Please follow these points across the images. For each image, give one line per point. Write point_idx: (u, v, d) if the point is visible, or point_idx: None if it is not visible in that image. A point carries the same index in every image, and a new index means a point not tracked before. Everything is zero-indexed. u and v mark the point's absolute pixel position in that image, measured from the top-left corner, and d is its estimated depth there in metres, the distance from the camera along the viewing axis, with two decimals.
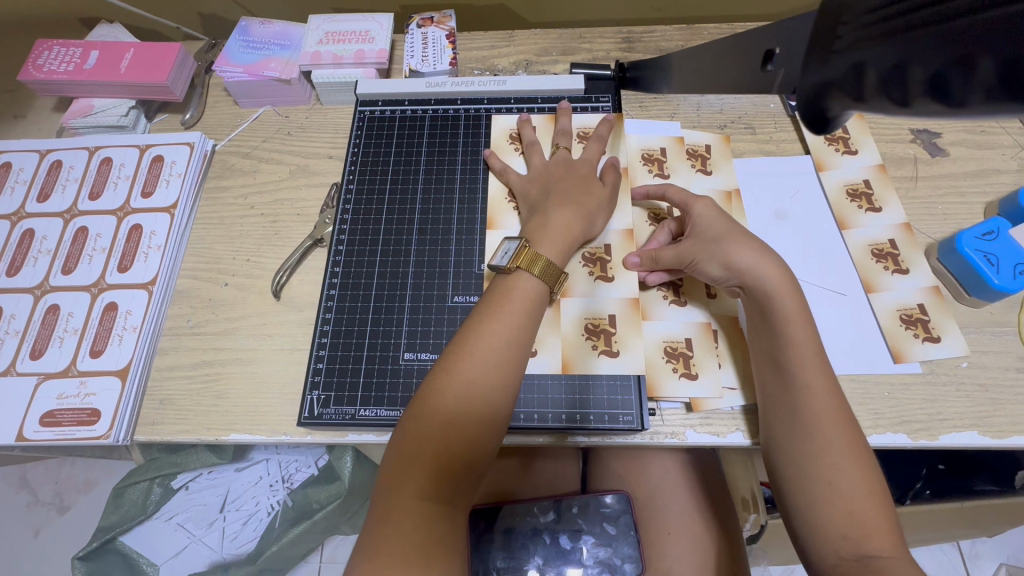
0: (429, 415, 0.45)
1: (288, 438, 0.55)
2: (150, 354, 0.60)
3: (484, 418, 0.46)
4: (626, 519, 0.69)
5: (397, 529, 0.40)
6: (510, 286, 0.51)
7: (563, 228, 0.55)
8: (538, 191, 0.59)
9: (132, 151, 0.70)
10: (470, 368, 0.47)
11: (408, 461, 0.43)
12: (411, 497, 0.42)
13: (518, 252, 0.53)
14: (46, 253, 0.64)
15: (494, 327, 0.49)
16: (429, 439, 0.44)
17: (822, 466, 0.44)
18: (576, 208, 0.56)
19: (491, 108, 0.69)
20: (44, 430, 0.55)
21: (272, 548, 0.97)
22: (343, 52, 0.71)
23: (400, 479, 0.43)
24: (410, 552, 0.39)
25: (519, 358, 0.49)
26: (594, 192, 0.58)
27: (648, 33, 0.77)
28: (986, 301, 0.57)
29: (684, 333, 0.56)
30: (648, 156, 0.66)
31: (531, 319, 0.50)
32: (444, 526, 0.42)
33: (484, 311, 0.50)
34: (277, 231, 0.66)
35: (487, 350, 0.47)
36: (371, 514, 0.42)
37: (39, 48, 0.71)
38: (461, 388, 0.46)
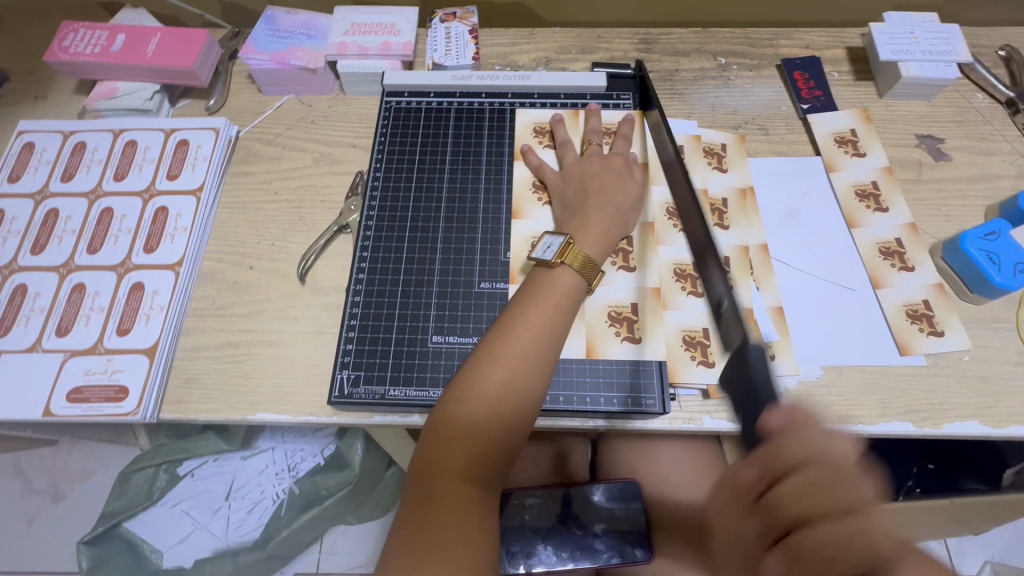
0: (472, 400, 0.47)
1: (314, 418, 0.56)
2: (176, 334, 0.60)
3: (525, 405, 0.48)
4: (637, 505, 0.70)
5: (444, 512, 0.43)
6: (553, 279, 0.53)
7: (603, 231, 0.57)
8: (574, 189, 0.61)
9: (158, 134, 0.70)
10: (513, 356, 0.48)
11: (452, 446, 0.45)
12: (456, 480, 0.44)
13: (565, 249, 0.54)
14: (71, 232, 0.64)
15: (537, 319, 0.50)
16: (474, 421, 0.46)
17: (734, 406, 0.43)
18: (613, 210, 0.58)
19: (515, 102, 0.71)
20: (71, 406, 0.55)
21: (280, 535, 0.97)
22: (369, 44, 0.72)
23: (444, 458, 0.45)
24: (457, 534, 0.42)
25: (557, 348, 0.51)
26: (626, 190, 0.60)
27: (665, 35, 0.80)
28: (986, 298, 0.60)
29: (701, 323, 0.58)
30: (666, 153, 0.68)
31: (569, 312, 0.52)
32: (483, 508, 0.45)
33: (524, 301, 0.52)
34: (302, 217, 0.67)
35: (527, 339, 0.49)
36: (414, 493, 0.45)
37: (65, 30, 0.72)
38: (504, 376, 0.47)
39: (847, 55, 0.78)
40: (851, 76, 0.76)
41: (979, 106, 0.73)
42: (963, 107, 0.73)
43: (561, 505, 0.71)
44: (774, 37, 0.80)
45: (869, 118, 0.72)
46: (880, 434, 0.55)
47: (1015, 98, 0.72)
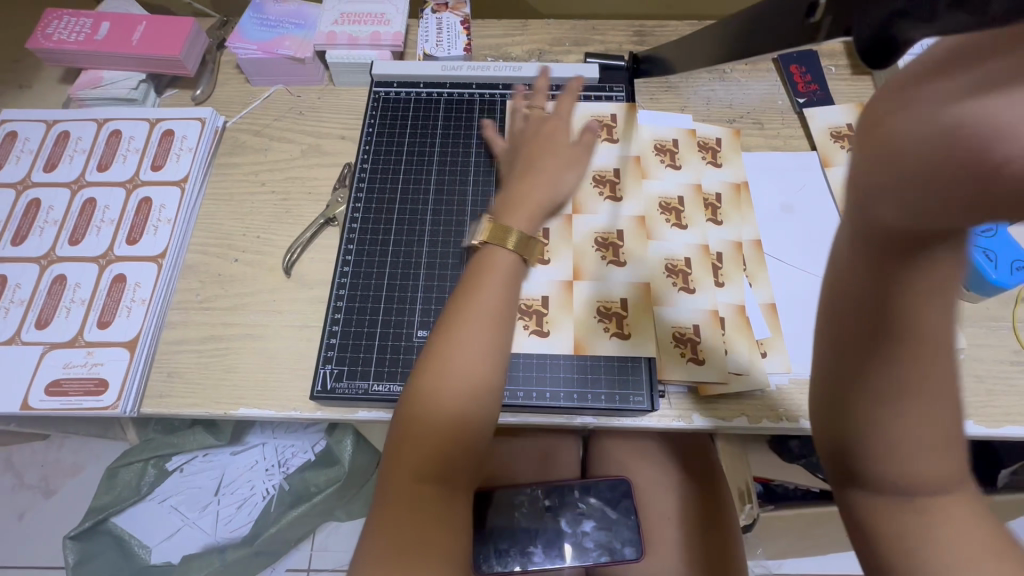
0: (420, 399, 0.46)
1: (297, 413, 0.55)
2: (159, 326, 0.59)
3: (473, 398, 0.45)
4: (627, 503, 0.70)
5: (400, 514, 0.42)
6: (490, 261, 0.50)
7: (531, 199, 0.53)
8: (512, 161, 0.58)
9: (143, 124, 0.69)
10: (454, 348, 0.46)
11: (403, 446, 0.45)
12: (411, 481, 0.44)
13: (530, 243, 0.53)
14: (53, 223, 0.63)
15: (476, 305, 0.48)
16: (429, 421, 0.45)
17: (896, 368, 0.26)
18: (540, 174, 0.54)
19: (506, 93, 0.69)
20: (50, 400, 0.55)
21: (268, 531, 0.97)
22: (359, 34, 0.71)
23: (405, 462, 0.44)
24: (411, 538, 0.41)
25: (503, 335, 0.48)
26: (562, 153, 0.56)
27: (661, 27, 0.78)
28: (982, 296, 0.59)
29: (693, 320, 0.57)
30: (661, 147, 0.67)
31: (511, 292, 0.49)
32: (444, 508, 0.44)
33: (465, 288, 0.49)
34: (289, 209, 0.66)
35: (467, 329, 0.47)
36: (377, 495, 0.45)
37: (49, 17, 0.71)
38: (446, 371, 0.45)
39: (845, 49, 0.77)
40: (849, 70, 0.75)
41: None
42: None
43: (550, 502, 0.70)
44: None
45: None
46: None
47: None
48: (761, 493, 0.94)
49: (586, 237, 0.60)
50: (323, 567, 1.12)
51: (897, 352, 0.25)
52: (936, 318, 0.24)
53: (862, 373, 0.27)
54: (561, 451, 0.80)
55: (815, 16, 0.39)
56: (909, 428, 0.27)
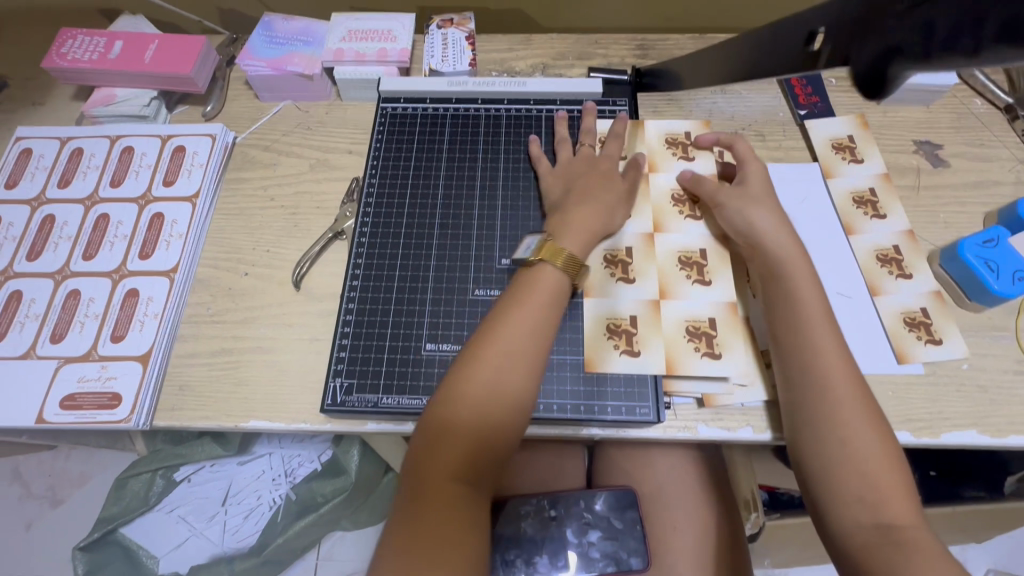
0: (458, 402, 0.46)
1: (307, 426, 0.56)
2: (171, 340, 0.60)
3: (510, 407, 0.47)
4: (632, 513, 0.70)
5: (432, 513, 0.42)
6: (535, 276, 0.53)
7: (586, 225, 0.57)
8: (561, 185, 0.62)
9: (154, 140, 0.71)
10: (499, 356, 0.48)
11: (441, 447, 0.45)
12: (445, 482, 0.44)
13: (541, 246, 0.55)
14: (67, 239, 0.64)
15: (520, 317, 0.50)
16: (461, 422, 0.46)
17: (837, 429, 0.47)
18: (596, 204, 0.59)
19: (511, 108, 0.70)
20: (65, 413, 0.55)
21: (276, 541, 0.98)
22: (366, 50, 0.72)
23: (433, 460, 0.45)
24: (445, 537, 0.41)
25: (542, 348, 0.50)
26: (613, 187, 0.61)
27: (663, 41, 0.80)
28: (985, 305, 0.60)
29: (708, 313, 0.58)
30: (672, 141, 0.68)
31: (556, 311, 0.52)
32: (475, 510, 0.44)
33: (510, 299, 0.52)
34: (297, 223, 0.67)
35: (511, 339, 0.49)
36: (406, 496, 0.44)
37: (63, 37, 0.72)
38: (485, 377, 0.47)
39: None
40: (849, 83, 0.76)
41: (977, 111, 0.73)
42: (961, 113, 0.73)
43: (556, 512, 0.70)
44: None
45: (867, 124, 0.72)
46: None
47: (1014, 103, 0.72)
48: (767, 501, 0.94)
49: (594, 254, 0.60)
50: None
51: (818, 415, 0.48)
52: (851, 403, 0.48)
53: (806, 421, 0.49)
54: (567, 461, 0.80)
55: (816, 46, 0.47)
56: (854, 465, 0.46)
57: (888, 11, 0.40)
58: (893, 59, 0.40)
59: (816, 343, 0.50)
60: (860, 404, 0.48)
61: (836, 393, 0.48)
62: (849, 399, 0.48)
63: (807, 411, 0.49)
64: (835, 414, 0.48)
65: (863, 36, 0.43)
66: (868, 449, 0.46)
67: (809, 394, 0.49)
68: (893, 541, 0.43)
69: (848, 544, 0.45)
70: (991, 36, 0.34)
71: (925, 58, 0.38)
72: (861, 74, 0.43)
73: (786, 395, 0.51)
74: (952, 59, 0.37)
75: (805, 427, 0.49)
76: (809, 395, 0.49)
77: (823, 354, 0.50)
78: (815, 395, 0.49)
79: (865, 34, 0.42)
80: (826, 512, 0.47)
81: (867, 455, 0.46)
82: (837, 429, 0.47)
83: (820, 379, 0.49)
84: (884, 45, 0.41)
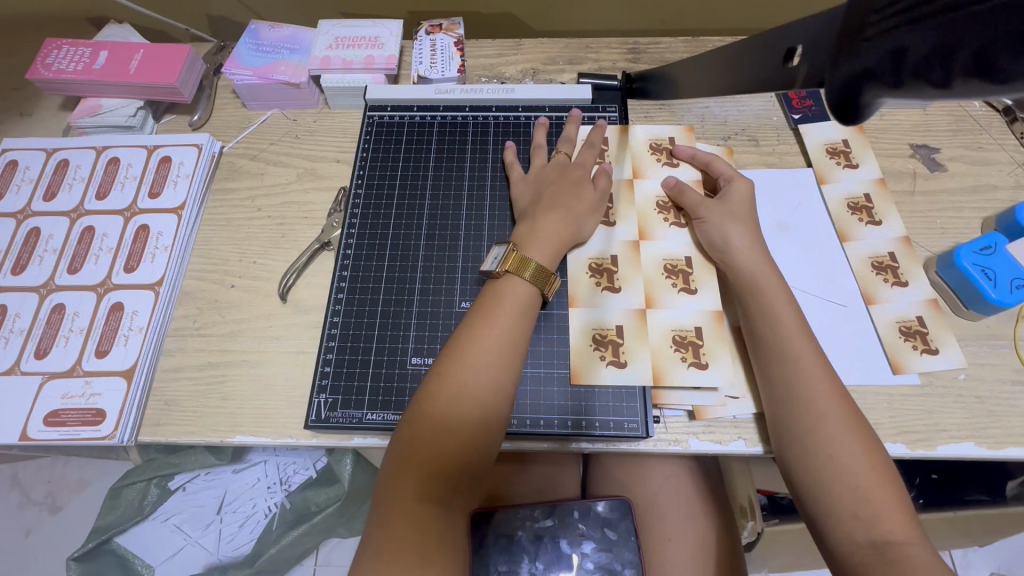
0: (425, 418, 0.46)
1: (293, 441, 0.55)
2: (156, 354, 0.60)
3: (480, 421, 0.46)
4: (626, 525, 0.69)
5: (398, 533, 0.42)
6: (501, 289, 0.52)
7: (552, 234, 0.56)
8: (531, 193, 0.61)
9: (141, 151, 0.70)
10: (469, 370, 0.47)
11: (408, 465, 0.44)
12: (412, 500, 0.43)
13: (507, 256, 0.54)
14: (52, 252, 0.64)
15: (487, 330, 0.49)
16: (427, 440, 0.45)
17: (824, 442, 0.46)
18: (564, 212, 0.57)
19: (499, 115, 0.70)
20: (49, 430, 0.55)
21: (268, 552, 0.96)
22: (353, 58, 0.71)
23: (399, 480, 0.44)
24: (410, 557, 0.41)
25: (513, 361, 0.49)
26: (583, 195, 0.59)
27: (655, 44, 0.78)
28: (983, 314, 0.59)
29: (694, 322, 0.57)
30: (657, 146, 0.67)
31: (524, 322, 0.51)
32: (444, 528, 0.43)
33: (477, 313, 0.51)
34: (284, 234, 0.66)
35: (481, 352, 0.48)
36: (375, 515, 0.44)
37: (48, 47, 0.71)
38: (453, 392, 0.46)
39: None
40: None
41: (975, 114, 0.72)
42: (959, 116, 0.72)
43: (550, 523, 0.69)
44: None
45: (862, 128, 0.70)
46: None
47: (1012, 105, 0.70)
48: (765, 506, 0.93)
49: (579, 265, 0.60)
50: None
51: (805, 429, 0.48)
52: (836, 416, 0.47)
53: (794, 435, 0.48)
54: (561, 469, 0.79)
55: (794, 63, 0.45)
56: (845, 481, 0.45)
57: (864, 29, 0.34)
58: (867, 82, 0.35)
59: (797, 355, 0.50)
60: (845, 416, 0.47)
61: (821, 407, 0.48)
62: (834, 413, 0.47)
63: (794, 425, 0.48)
64: (822, 428, 0.47)
65: (840, 57, 0.37)
66: (856, 462, 0.45)
67: (794, 408, 0.49)
68: (890, 558, 0.42)
69: (846, 562, 0.44)
70: (960, 70, 0.28)
71: (897, 85, 0.33)
72: (838, 95, 0.38)
73: (773, 410, 0.50)
74: (923, 87, 0.31)
75: (794, 440, 0.48)
76: (795, 410, 0.49)
77: (806, 368, 0.49)
78: (801, 409, 0.48)
79: (840, 54, 0.37)
80: (823, 529, 0.46)
81: (856, 469, 0.45)
82: (825, 443, 0.46)
83: (805, 392, 0.48)
84: (856, 67, 0.35)
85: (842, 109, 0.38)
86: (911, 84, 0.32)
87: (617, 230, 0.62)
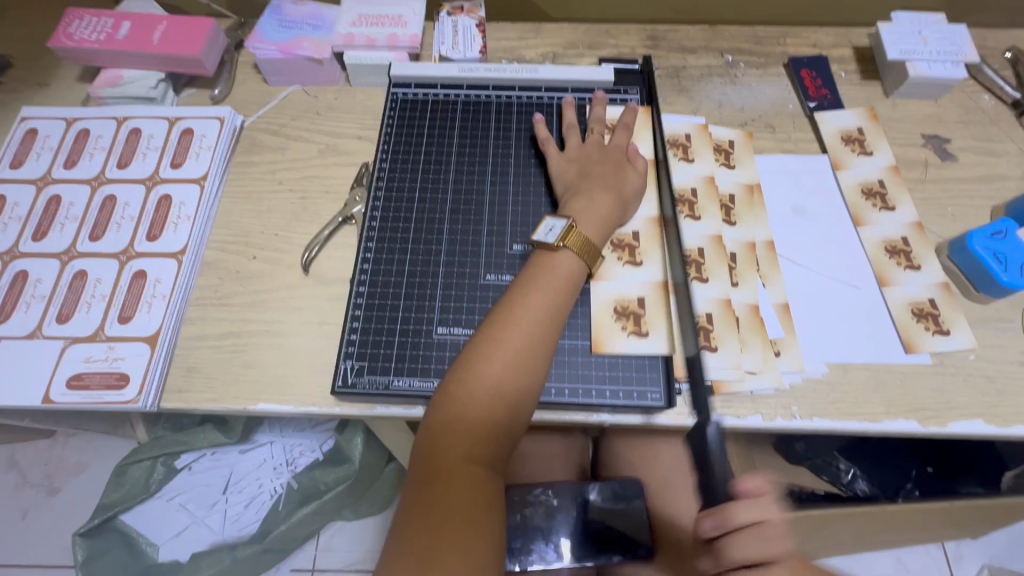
0: (476, 381, 0.46)
1: (316, 408, 0.55)
2: (179, 321, 0.60)
3: (528, 387, 0.47)
4: (637, 502, 0.70)
5: (448, 490, 0.42)
6: (552, 261, 0.53)
7: (604, 213, 0.57)
8: (572, 172, 0.61)
9: (162, 122, 0.70)
10: (519, 337, 0.48)
11: (459, 425, 0.45)
12: (461, 460, 0.44)
13: (567, 232, 0.54)
14: (74, 219, 0.64)
15: (538, 301, 0.50)
16: (478, 403, 0.46)
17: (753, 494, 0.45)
18: (615, 194, 0.59)
19: (522, 96, 0.70)
20: (70, 393, 0.55)
21: (278, 529, 0.96)
22: (377, 36, 0.72)
23: (449, 439, 0.45)
24: (461, 512, 0.41)
25: (557, 331, 0.51)
26: (625, 175, 0.61)
27: (673, 32, 0.79)
28: (993, 297, 0.60)
29: (704, 308, 0.58)
30: (674, 143, 0.68)
31: (571, 295, 0.53)
32: (489, 490, 0.44)
33: (525, 282, 0.52)
34: (307, 207, 0.67)
35: (531, 320, 0.49)
36: (421, 470, 0.44)
37: (70, 17, 0.71)
38: (506, 356, 0.47)
39: (855, 55, 0.78)
40: (859, 76, 0.76)
41: (984, 106, 0.74)
42: (969, 108, 0.73)
43: (562, 501, 0.69)
44: (781, 35, 0.79)
45: (877, 117, 0.72)
46: (883, 431, 0.55)
47: (1021, 99, 0.72)
48: None
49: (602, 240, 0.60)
50: (327, 567, 1.12)
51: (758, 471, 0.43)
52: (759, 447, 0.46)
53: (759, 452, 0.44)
54: (573, 451, 0.80)
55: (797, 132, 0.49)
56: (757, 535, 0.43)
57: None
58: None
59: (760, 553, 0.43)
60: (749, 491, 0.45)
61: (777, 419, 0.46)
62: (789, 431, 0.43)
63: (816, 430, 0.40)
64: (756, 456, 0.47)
65: None
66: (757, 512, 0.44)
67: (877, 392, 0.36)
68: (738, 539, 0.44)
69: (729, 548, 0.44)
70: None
71: None
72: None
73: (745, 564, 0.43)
74: None
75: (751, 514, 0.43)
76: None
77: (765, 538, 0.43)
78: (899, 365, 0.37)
79: None
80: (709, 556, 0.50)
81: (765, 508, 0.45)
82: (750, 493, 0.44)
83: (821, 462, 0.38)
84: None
85: None
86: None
87: (641, 207, 0.63)
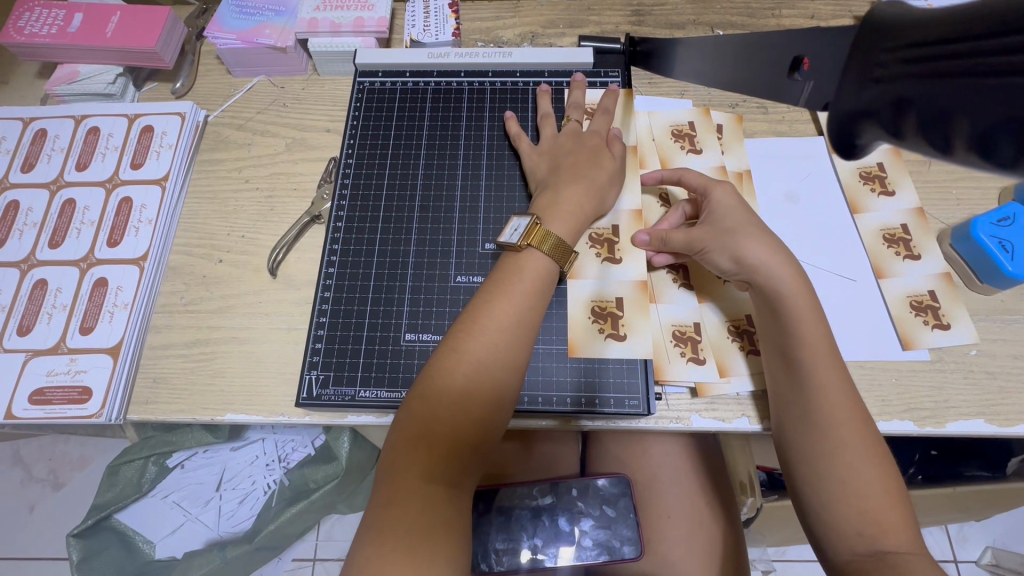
0: (438, 395, 0.44)
1: (285, 419, 0.54)
2: (143, 331, 0.58)
3: (495, 398, 0.45)
4: (626, 501, 0.67)
5: (405, 509, 0.40)
6: (521, 264, 0.50)
7: (576, 208, 0.54)
8: (546, 164, 0.58)
9: (121, 120, 0.67)
10: (484, 347, 0.46)
11: (421, 444, 0.43)
12: (421, 478, 0.42)
13: (530, 230, 0.51)
14: (33, 226, 0.62)
15: (505, 307, 0.48)
16: (441, 418, 0.44)
17: (839, 466, 0.43)
18: (588, 183, 0.55)
19: (496, 81, 0.66)
20: (34, 409, 0.53)
21: (267, 528, 0.93)
22: (341, 20, 0.67)
23: (409, 456, 0.42)
24: (418, 534, 0.39)
25: (526, 338, 0.48)
26: (600, 164, 0.57)
27: (659, 6, 0.74)
28: (997, 288, 0.56)
29: (693, 318, 0.55)
30: (678, 133, 0.64)
31: (541, 299, 0.50)
32: (451, 509, 0.42)
33: (492, 288, 0.49)
34: (273, 207, 0.64)
35: (497, 329, 0.47)
36: (380, 491, 0.42)
37: (20, 10, 0.68)
38: (469, 368, 0.45)
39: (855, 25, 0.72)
40: None
41: None
42: None
43: (548, 500, 0.67)
44: (777, 6, 0.73)
45: None
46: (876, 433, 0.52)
47: None
48: (765, 483, 0.92)
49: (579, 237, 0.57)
50: (328, 557, 1.13)
51: (813, 431, 0.45)
52: (851, 429, 0.44)
53: (778, 399, 0.48)
54: (561, 447, 0.79)
55: None
56: (859, 509, 0.42)
57: (873, 53, 0.24)
58: (864, 125, 0.24)
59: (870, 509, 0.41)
60: (864, 441, 0.44)
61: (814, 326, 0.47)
62: (828, 368, 0.46)
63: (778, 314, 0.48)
64: (833, 411, 0.45)
65: (852, 69, 0.26)
66: (872, 485, 0.42)
67: (744, 261, 0.49)
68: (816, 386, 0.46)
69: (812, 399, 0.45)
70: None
71: (897, 136, 0.22)
72: (845, 131, 0.26)
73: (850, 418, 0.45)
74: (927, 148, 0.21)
75: (794, 483, 0.46)
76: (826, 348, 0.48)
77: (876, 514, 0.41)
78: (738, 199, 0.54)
79: (852, 68, 0.26)
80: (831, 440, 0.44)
81: (876, 484, 0.42)
82: (837, 462, 0.43)
83: (810, 376, 0.46)
84: (856, 103, 0.25)
85: (846, 148, 0.27)
86: (913, 141, 0.21)
87: (621, 200, 0.59)
